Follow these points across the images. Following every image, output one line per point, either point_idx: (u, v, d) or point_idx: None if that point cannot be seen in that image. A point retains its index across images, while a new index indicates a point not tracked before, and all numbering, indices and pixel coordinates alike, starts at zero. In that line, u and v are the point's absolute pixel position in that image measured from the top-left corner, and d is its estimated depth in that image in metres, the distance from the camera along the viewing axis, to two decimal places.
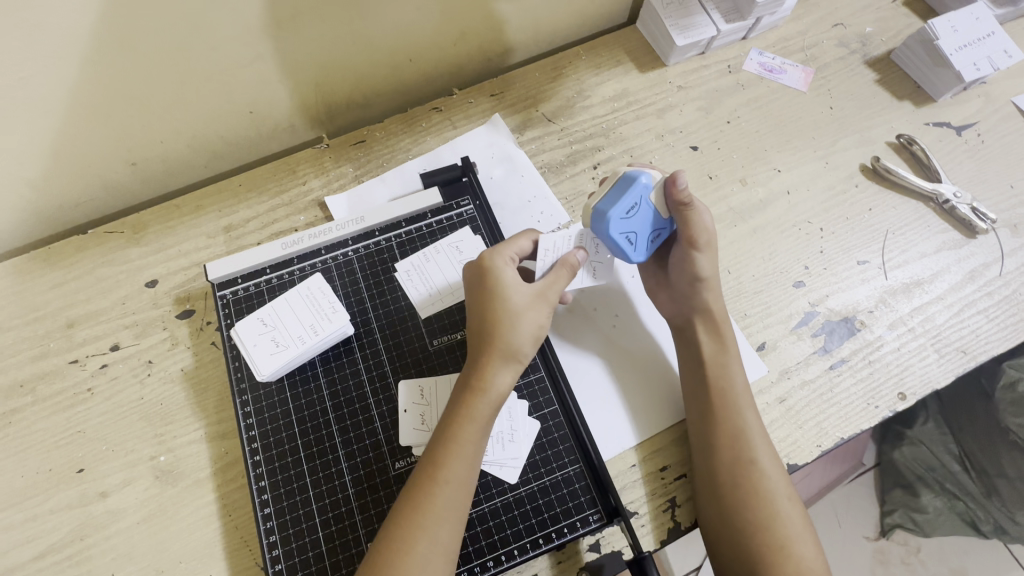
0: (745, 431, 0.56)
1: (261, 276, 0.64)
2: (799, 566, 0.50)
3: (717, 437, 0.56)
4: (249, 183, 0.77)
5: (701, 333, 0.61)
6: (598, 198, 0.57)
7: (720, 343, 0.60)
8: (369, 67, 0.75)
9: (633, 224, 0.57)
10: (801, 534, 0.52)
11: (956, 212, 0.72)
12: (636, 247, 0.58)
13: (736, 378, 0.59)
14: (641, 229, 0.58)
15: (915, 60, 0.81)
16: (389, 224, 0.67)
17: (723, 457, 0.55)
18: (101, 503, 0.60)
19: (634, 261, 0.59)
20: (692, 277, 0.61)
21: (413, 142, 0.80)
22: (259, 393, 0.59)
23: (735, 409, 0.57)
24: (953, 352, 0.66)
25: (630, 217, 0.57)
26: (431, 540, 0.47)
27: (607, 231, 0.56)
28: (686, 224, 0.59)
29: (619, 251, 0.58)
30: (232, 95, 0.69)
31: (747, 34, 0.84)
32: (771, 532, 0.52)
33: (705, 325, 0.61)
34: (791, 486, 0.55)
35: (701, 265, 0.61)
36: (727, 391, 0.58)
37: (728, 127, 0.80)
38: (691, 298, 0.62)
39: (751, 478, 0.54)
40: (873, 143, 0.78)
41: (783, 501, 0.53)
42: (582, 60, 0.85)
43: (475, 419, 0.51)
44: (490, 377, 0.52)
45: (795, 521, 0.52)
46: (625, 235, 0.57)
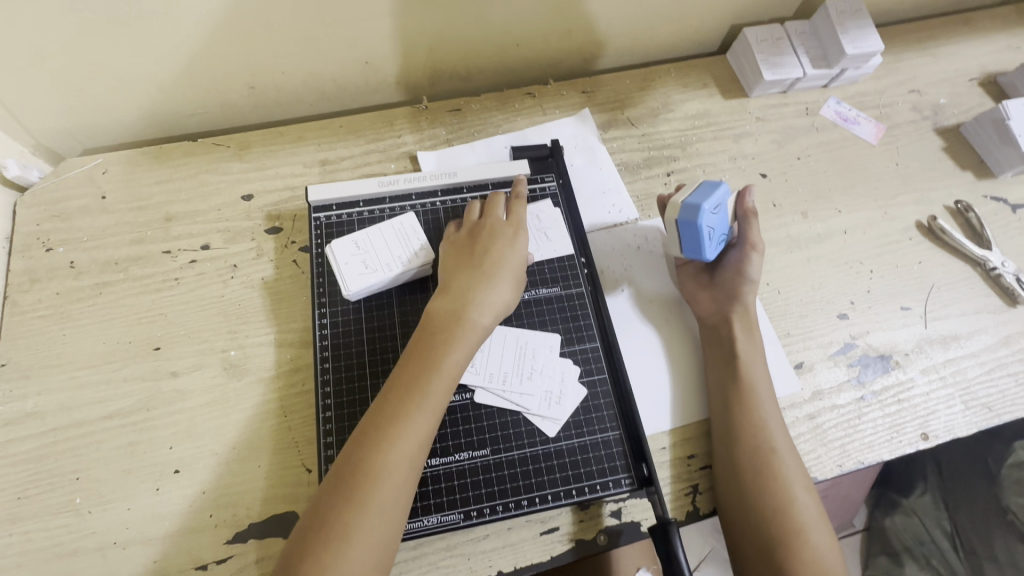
0: (764, 422, 0.60)
1: (355, 208, 0.69)
2: (810, 551, 0.54)
3: (739, 427, 0.60)
4: (349, 126, 0.83)
5: (735, 330, 0.65)
6: (688, 195, 0.63)
7: (750, 339, 0.65)
8: (481, 42, 0.81)
9: (715, 221, 0.63)
10: (816, 524, 0.55)
11: (1001, 280, 0.76)
12: (711, 243, 0.64)
13: (760, 373, 0.63)
14: (718, 227, 0.64)
15: (983, 135, 0.86)
16: (477, 184, 0.73)
17: (743, 444, 0.59)
18: (171, 381, 0.64)
19: (706, 258, 0.64)
20: (742, 276, 0.67)
21: (504, 119, 0.85)
22: (337, 308, 0.63)
23: (755, 399, 0.61)
24: (979, 406, 0.69)
25: (715, 214, 0.63)
26: (421, 426, 0.51)
27: (699, 223, 0.61)
28: (747, 227, 0.69)
29: (700, 244, 0.63)
30: (355, 42, 0.75)
31: (829, 82, 0.90)
32: (789, 517, 0.55)
33: (740, 322, 0.65)
34: (808, 480, 0.58)
35: (752, 267, 0.68)
36: (750, 383, 0.62)
37: (797, 163, 0.85)
38: (733, 296, 0.67)
39: (770, 465, 0.58)
40: (932, 203, 0.82)
41: (799, 492, 0.57)
42: (672, 77, 0.91)
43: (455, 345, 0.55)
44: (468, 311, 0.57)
45: (811, 508, 0.56)
46: (709, 226, 0.62)
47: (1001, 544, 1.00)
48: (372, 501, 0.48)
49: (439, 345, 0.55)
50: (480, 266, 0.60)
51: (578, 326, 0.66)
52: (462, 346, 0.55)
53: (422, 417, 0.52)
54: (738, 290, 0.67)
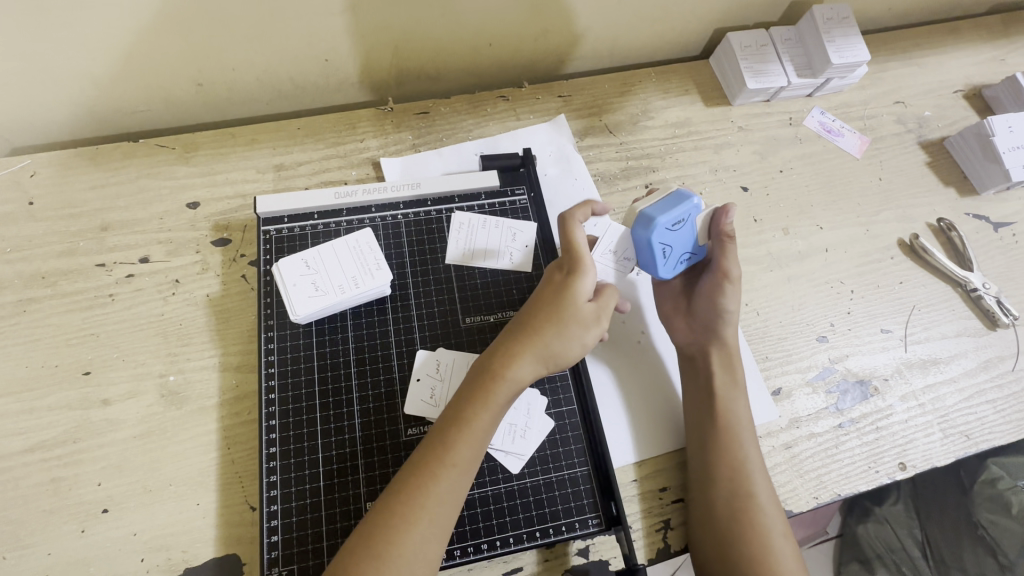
0: (742, 464, 0.57)
1: (309, 220, 0.64)
2: None
3: (715, 468, 0.57)
4: (308, 129, 0.77)
5: (713, 365, 0.62)
6: (648, 204, 0.59)
7: (729, 377, 0.61)
8: (450, 41, 0.76)
9: (672, 237, 0.59)
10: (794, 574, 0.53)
11: (982, 302, 0.74)
12: (667, 261, 0.60)
13: (739, 412, 0.60)
14: (678, 245, 0.60)
15: (967, 151, 0.84)
16: (443, 196, 0.68)
17: (721, 487, 0.56)
18: (101, 410, 0.59)
19: (659, 275, 0.61)
20: (717, 309, 0.63)
21: (476, 124, 0.80)
22: (286, 332, 0.58)
23: (734, 440, 0.58)
24: (957, 434, 0.67)
25: (672, 230, 0.59)
26: (447, 487, 0.48)
27: (649, 238, 0.58)
28: (722, 254, 0.63)
29: (651, 258, 0.60)
30: (313, 39, 0.69)
31: (813, 92, 0.86)
32: (767, 568, 0.52)
33: (719, 356, 0.62)
34: (787, 526, 0.56)
35: (728, 300, 0.62)
36: (728, 423, 0.59)
37: (780, 175, 0.82)
38: (709, 329, 0.63)
39: (747, 511, 0.55)
40: (914, 221, 0.80)
41: (776, 539, 0.54)
42: (652, 82, 0.87)
43: (492, 404, 0.50)
44: (512, 367, 0.52)
45: (789, 557, 0.54)
46: (664, 244, 0.59)
47: (970, 556, 1.03)
48: (386, 560, 0.44)
49: (471, 400, 0.50)
50: (540, 313, 0.53)
51: None
52: (497, 403, 0.51)
53: (454, 477, 0.48)
54: (716, 324, 0.63)
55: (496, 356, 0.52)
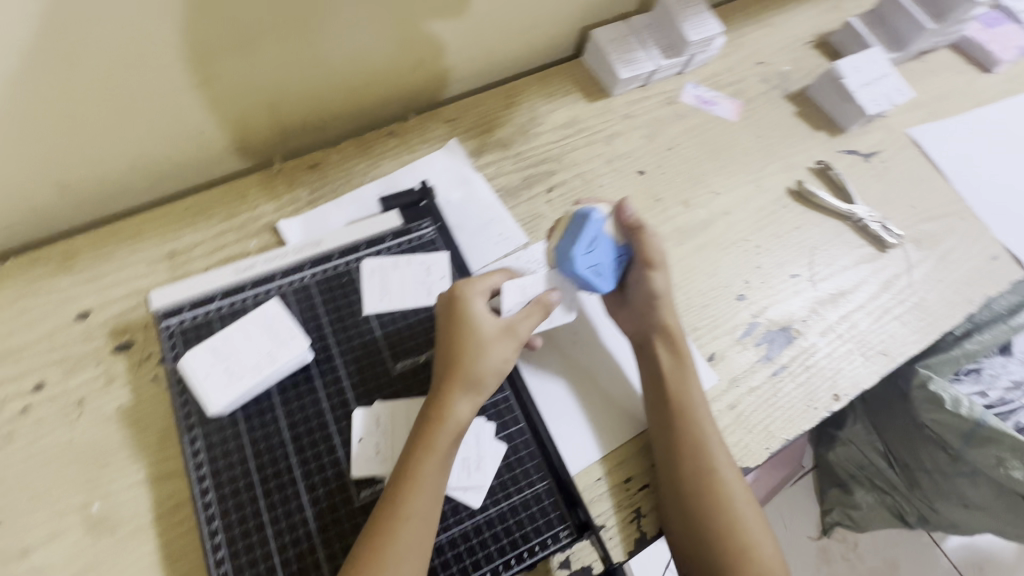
0: (703, 440, 0.58)
1: (211, 303, 0.61)
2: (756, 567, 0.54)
3: (677, 450, 0.58)
4: (194, 208, 0.73)
5: (659, 350, 0.63)
6: (556, 241, 0.61)
7: (677, 358, 0.62)
8: (324, 90, 0.75)
9: (596, 256, 0.61)
10: (759, 536, 0.56)
11: (869, 229, 0.81)
12: (602, 278, 0.61)
13: (693, 388, 0.61)
14: (604, 258, 0.62)
15: (826, 96, 0.91)
16: (348, 247, 0.66)
17: (685, 467, 0.57)
18: (22, 562, 0.53)
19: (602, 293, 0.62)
20: (653, 295, 0.63)
21: (369, 166, 0.79)
22: (210, 427, 0.55)
23: (691, 419, 0.59)
24: (875, 354, 0.72)
25: (591, 251, 0.61)
26: (405, 542, 0.48)
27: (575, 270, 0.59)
28: (642, 245, 0.63)
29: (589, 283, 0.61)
30: (177, 117, 0.66)
31: (682, 69, 0.91)
32: (735, 537, 0.55)
33: (663, 341, 0.63)
34: (748, 492, 0.58)
35: (657, 284, 0.63)
36: (683, 404, 0.60)
37: (669, 153, 0.86)
38: (649, 316, 0.63)
39: (712, 486, 0.56)
40: (797, 168, 0.86)
41: (742, 507, 0.56)
42: (534, 89, 0.89)
43: (436, 450, 0.51)
44: (451, 409, 0.53)
45: (753, 522, 0.56)
46: (590, 267, 0.60)
47: (926, 453, 1.19)
48: None
49: (416, 449, 0.51)
50: (459, 350, 0.55)
51: None
52: (443, 448, 0.51)
53: (410, 530, 0.48)
54: (650, 309, 0.63)
55: (432, 402, 0.53)
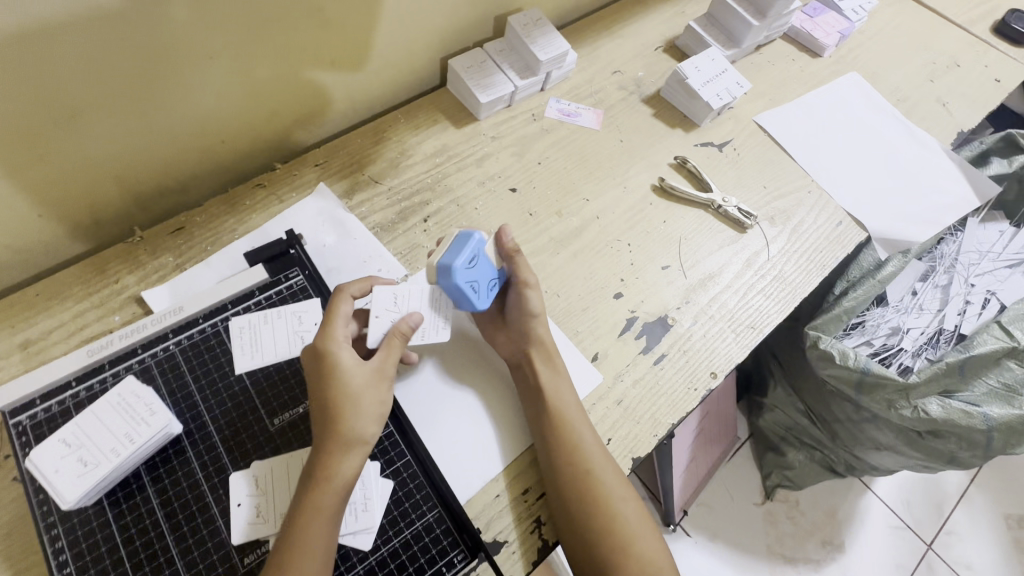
0: (578, 444, 0.61)
1: (66, 391, 0.58)
2: (637, 560, 0.57)
3: (558, 457, 0.61)
4: (48, 291, 0.70)
5: (536, 363, 0.66)
6: (441, 254, 0.60)
7: (554, 369, 0.66)
8: (176, 152, 0.73)
9: (476, 273, 0.62)
10: (639, 530, 0.59)
11: (728, 214, 0.87)
12: (480, 295, 0.62)
13: (568, 394, 0.65)
14: (482, 277, 0.63)
15: (677, 95, 0.98)
16: (213, 309, 0.65)
17: (566, 473, 0.60)
18: None
19: (477, 308, 0.62)
20: (527, 316, 0.67)
21: (239, 221, 0.78)
22: (73, 522, 0.52)
23: (568, 425, 0.62)
24: (745, 328, 0.78)
25: (473, 266, 0.62)
26: None
27: (455, 282, 0.59)
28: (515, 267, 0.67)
29: (466, 300, 0.61)
30: (9, 204, 0.62)
31: (543, 86, 0.96)
32: (615, 534, 0.57)
33: (540, 355, 0.66)
34: (627, 486, 0.61)
35: (532, 303, 0.67)
36: (560, 412, 0.63)
37: (539, 167, 0.89)
38: (524, 335, 0.67)
39: (589, 488, 0.59)
40: (659, 166, 0.92)
41: (620, 504, 0.59)
42: (402, 123, 0.91)
43: (322, 513, 0.51)
44: (333, 469, 0.53)
45: (633, 517, 0.59)
46: (471, 282, 0.61)
47: (839, 407, 1.27)
48: None
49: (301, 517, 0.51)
50: (333, 405, 0.54)
51: None
52: (329, 509, 0.52)
53: None
54: (526, 329, 0.67)
55: (313, 465, 0.53)
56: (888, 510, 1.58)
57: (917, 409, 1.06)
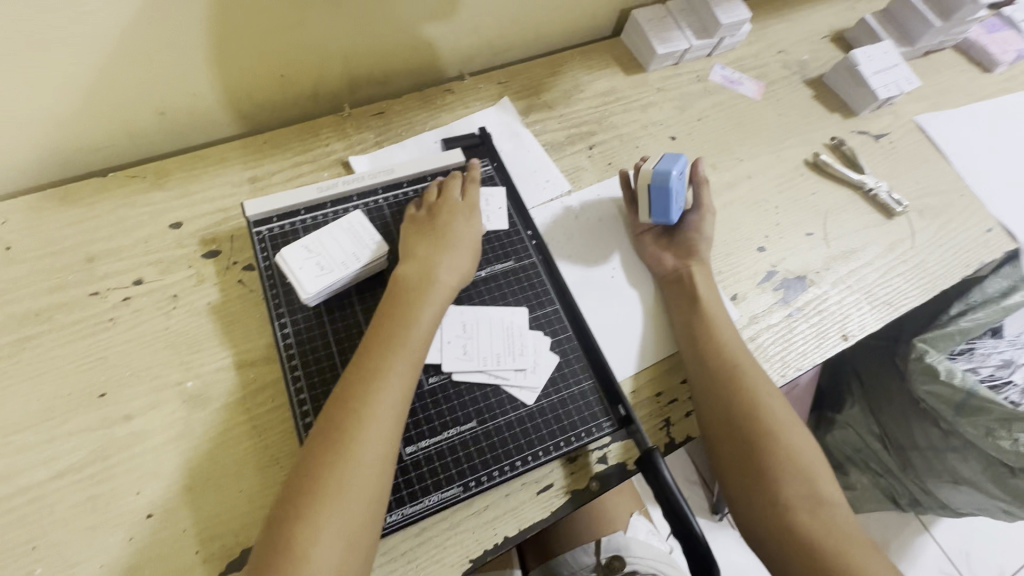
0: (725, 345, 0.68)
1: (297, 216, 0.69)
2: (785, 447, 0.60)
3: (705, 349, 0.68)
4: (273, 141, 0.81)
5: (694, 275, 0.73)
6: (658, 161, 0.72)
7: (710, 283, 0.73)
8: (393, 43, 0.83)
9: (681, 185, 0.73)
10: (788, 423, 0.62)
11: (879, 198, 0.89)
12: (677, 207, 0.73)
13: (721, 309, 0.71)
14: (682, 192, 0.74)
15: (841, 82, 1.00)
16: (416, 177, 0.74)
17: (712, 362, 0.67)
18: (126, 425, 0.60)
19: (671, 220, 0.73)
20: (698, 236, 0.77)
21: (430, 116, 0.87)
22: (298, 317, 0.63)
23: (716, 326, 0.69)
24: (881, 303, 0.80)
25: (681, 179, 0.73)
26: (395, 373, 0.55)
27: (669, 185, 0.71)
28: (699, 192, 0.80)
29: (670, 206, 0.72)
30: (267, 50, 0.74)
31: (712, 52, 1.01)
32: (763, 420, 0.62)
33: (699, 270, 0.74)
34: (774, 388, 0.65)
35: (707, 227, 0.78)
36: (710, 315, 0.70)
37: (699, 123, 0.94)
38: (691, 253, 0.75)
39: (739, 381, 0.65)
40: (814, 143, 0.95)
41: (768, 398, 0.64)
42: (577, 61, 0.98)
43: (420, 307, 0.59)
44: (432, 279, 0.61)
45: (781, 412, 0.63)
46: (676, 191, 0.72)
47: (920, 432, 1.25)
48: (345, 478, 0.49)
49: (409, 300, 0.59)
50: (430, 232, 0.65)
51: (536, 291, 0.69)
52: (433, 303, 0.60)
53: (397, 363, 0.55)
54: (693, 247, 0.76)
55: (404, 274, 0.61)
56: (943, 555, 1.54)
57: (1016, 442, 1.03)
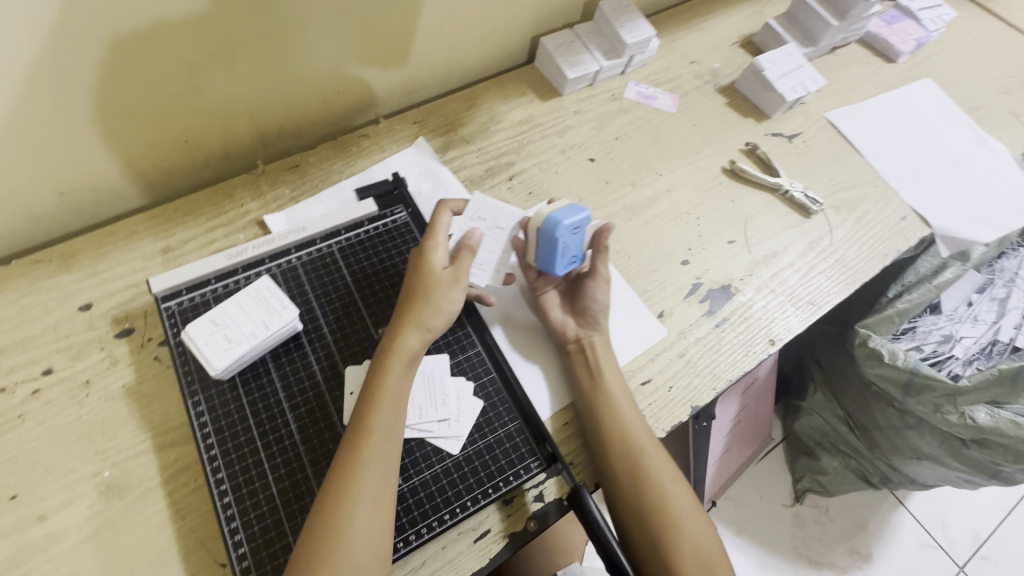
0: (628, 426, 0.62)
1: (207, 286, 0.68)
2: (688, 541, 0.56)
3: (607, 434, 0.62)
4: (185, 208, 0.80)
5: (597, 344, 0.68)
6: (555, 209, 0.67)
7: (609, 350, 0.68)
8: (299, 98, 0.82)
9: (572, 240, 0.68)
10: (689, 511, 0.59)
11: (795, 199, 0.91)
12: (563, 262, 0.69)
13: (621, 384, 0.65)
14: (574, 247, 0.69)
15: (751, 86, 1.02)
16: (329, 232, 0.74)
17: (616, 450, 0.61)
18: (39, 526, 0.58)
19: (556, 272, 0.69)
20: (596, 304, 0.70)
21: (345, 164, 0.87)
22: (211, 392, 0.61)
23: (617, 407, 0.63)
24: (804, 304, 0.82)
25: (574, 234, 0.68)
26: (380, 447, 0.53)
27: (556, 237, 0.66)
28: (598, 258, 0.72)
29: (554, 257, 0.68)
30: (166, 122, 0.72)
31: (624, 69, 1.02)
32: (666, 512, 0.58)
33: (601, 338, 0.68)
34: (676, 472, 0.61)
35: (603, 295, 0.71)
36: (610, 394, 0.64)
37: (617, 142, 0.96)
38: (592, 321, 0.70)
39: (641, 465, 0.60)
40: (730, 150, 0.97)
41: (670, 486, 0.60)
42: (492, 92, 0.98)
43: (391, 372, 0.57)
44: (399, 341, 0.58)
45: (683, 500, 0.59)
46: (565, 244, 0.68)
47: (880, 412, 1.27)
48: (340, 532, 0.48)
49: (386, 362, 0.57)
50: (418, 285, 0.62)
51: (456, 336, 0.69)
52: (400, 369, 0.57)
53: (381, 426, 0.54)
54: (593, 316, 0.70)
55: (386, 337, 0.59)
56: (920, 527, 1.57)
57: (964, 416, 1.04)
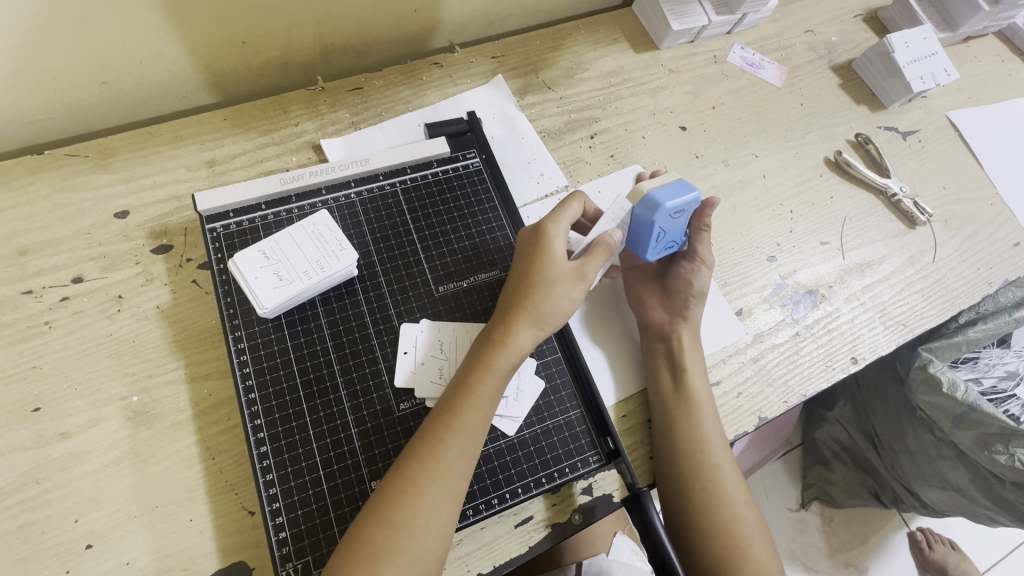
0: (707, 436, 0.59)
1: (256, 212, 0.61)
2: (752, 567, 0.54)
3: (684, 442, 0.59)
4: (235, 118, 0.72)
5: (685, 340, 0.63)
6: (654, 188, 0.59)
7: (695, 350, 0.64)
8: (373, 10, 0.72)
9: (671, 224, 0.60)
10: (757, 538, 0.56)
11: (901, 205, 0.82)
12: (657, 246, 0.61)
13: (705, 388, 0.62)
14: (672, 232, 0.61)
15: (872, 70, 0.91)
16: (395, 169, 0.67)
17: (689, 460, 0.58)
18: (62, 445, 0.54)
19: (645, 257, 0.62)
20: (692, 289, 0.65)
21: (413, 94, 0.78)
22: (254, 330, 0.56)
23: (698, 415, 0.60)
24: (895, 324, 0.75)
25: (674, 217, 0.60)
26: (466, 444, 0.49)
27: (651, 221, 0.58)
28: (698, 240, 0.66)
29: (646, 242, 0.60)
30: (227, 19, 0.63)
31: (732, 29, 0.90)
32: (731, 534, 0.55)
33: (689, 333, 0.64)
34: (746, 495, 0.58)
35: (702, 280, 0.65)
36: (694, 400, 0.60)
37: (713, 112, 0.85)
38: (683, 307, 0.65)
39: (712, 481, 0.57)
40: (837, 139, 0.87)
41: (740, 507, 0.57)
42: (581, 34, 0.87)
43: (495, 372, 0.51)
44: (512, 336, 0.53)
45: (752, 524, 0.56)
46: (661, 229, 0.59)
47: (913, 437, 1.10)
48: (405, 526, 0.45)
49: (491, 352, 0.52)
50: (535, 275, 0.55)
51: None
52: (505, 368, 0.52)
53: (472, 423, 0.50)
54: (685, 302, 0.65)
55: (496, 326, 0.54)
56: None
57: (1013, 458, 0.85)
